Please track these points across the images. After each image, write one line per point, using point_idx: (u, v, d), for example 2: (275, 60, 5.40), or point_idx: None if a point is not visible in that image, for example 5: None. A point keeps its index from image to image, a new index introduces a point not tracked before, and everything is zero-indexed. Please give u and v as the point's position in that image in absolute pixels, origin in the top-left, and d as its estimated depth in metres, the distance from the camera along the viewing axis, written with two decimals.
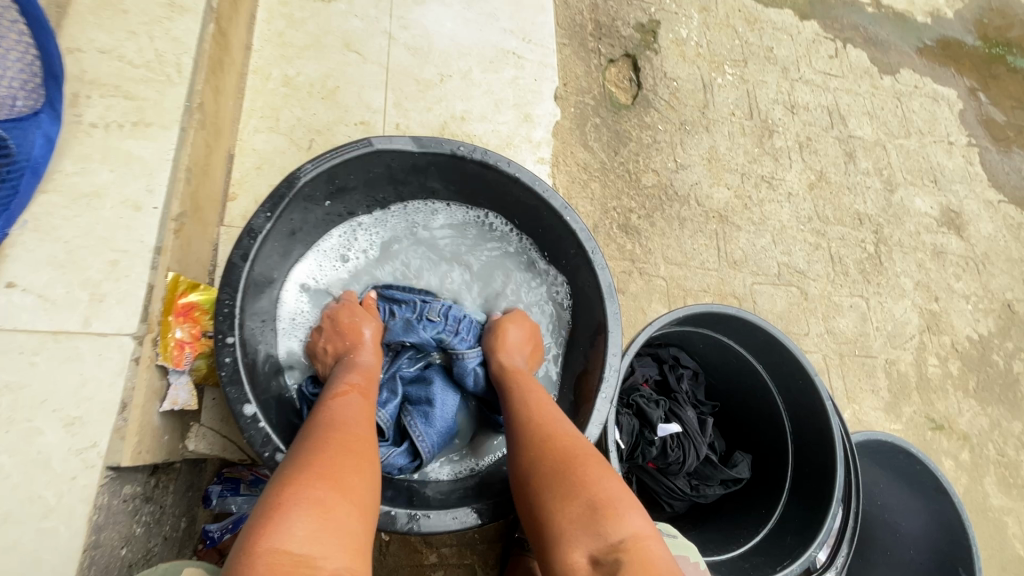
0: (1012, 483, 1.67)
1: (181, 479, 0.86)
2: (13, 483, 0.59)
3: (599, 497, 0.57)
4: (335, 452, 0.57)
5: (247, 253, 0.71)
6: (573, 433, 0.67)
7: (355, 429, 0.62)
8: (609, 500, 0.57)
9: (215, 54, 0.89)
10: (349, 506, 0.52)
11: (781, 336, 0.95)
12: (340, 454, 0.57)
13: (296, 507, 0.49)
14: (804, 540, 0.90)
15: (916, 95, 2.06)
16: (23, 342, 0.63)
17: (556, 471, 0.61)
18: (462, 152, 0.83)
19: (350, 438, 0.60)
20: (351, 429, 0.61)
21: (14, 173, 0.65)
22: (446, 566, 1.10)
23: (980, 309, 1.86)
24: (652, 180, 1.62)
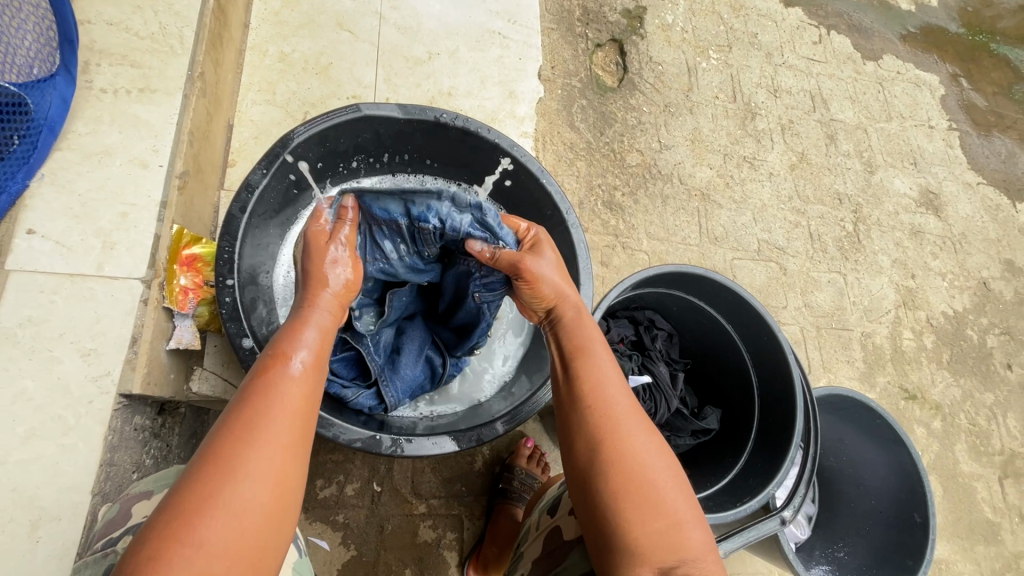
0: (982, 451, 1.74)
1: (186, 424, 0.93)
2: (36, 404, 0.66)
3: (666, 516, 0.58)
4: (258, 469, 0.46)
5: (245, 206, 0.77)
6: (641, 429, 0.63)
7: (291, 425, 0.50)
8: (681, 517, 0.58)
9: (215, 28, 0.96)
10: (253, 482, 0.45)
11: (745, 294, 1.01)
12: (267, 473, 0.46)
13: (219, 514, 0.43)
14: (763, 481, 0.97)
15: (898, 80, 2.12)
16: (43, 282, 0.70)
17: (622, 481, 0.59)
18: (445, 119, 0.90)
19: (287, 433, 0.50)
20: (287, 423, 0.50)
21: (34, 129, 0.72)
22: (434, 515, 1.17)
23: (955, 286, 1.92)
24: (636, 160, 1.68)
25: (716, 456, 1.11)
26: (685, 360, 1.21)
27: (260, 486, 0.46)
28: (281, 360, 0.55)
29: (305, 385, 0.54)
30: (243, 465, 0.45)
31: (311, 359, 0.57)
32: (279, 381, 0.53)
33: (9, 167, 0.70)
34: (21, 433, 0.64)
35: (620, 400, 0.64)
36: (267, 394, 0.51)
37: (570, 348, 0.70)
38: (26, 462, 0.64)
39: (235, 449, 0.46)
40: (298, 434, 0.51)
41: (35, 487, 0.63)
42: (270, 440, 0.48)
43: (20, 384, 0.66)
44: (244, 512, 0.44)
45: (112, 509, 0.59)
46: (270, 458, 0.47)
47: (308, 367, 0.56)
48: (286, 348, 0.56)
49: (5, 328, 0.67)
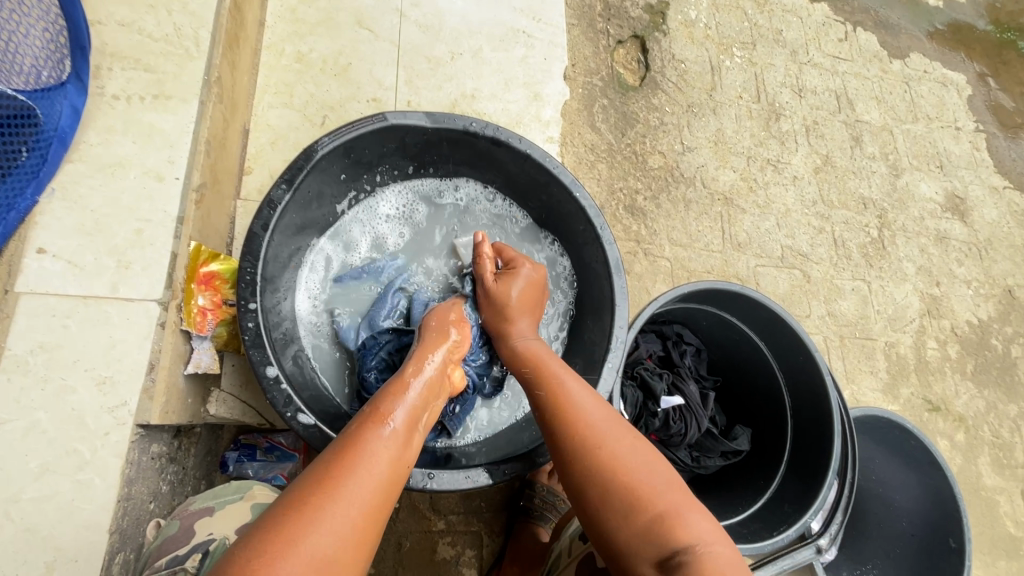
0: (1005, 464, 1.71)
1: (201, 444, 0.90)
2: (50, 438, 0.62)
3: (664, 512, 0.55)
4: (336, 521, 0.45)
5: (267, 223, 0.73)
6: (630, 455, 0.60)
7: (375, 486, 0.49)
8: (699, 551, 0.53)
9: (231, 28, 0.90)
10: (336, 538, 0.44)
11: (783, 314, 0.97)
12: (350, 514, 0.46)
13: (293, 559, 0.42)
14: (799, 509, 0.93)
15: (925, 80, 2.05)
16: (56, 306, 0.66)
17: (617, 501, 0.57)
18: (475, 128, 0.85)
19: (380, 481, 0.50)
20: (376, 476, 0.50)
21: (43, 141, 0.68)
22: (453, 532, 1.14)
23: (981, 294, 1.87)
24: (658, 162, 1.63)
25: (745, 478, 1.08)
26: (714, 376, 1.17)
27: (334, 536, 0.44)
28: (378, 421, 0.54)
29: (396, 448, 0.53)
30: (326, 514, 0.45)
31: (405, 422, 0.56)
32: (372, 436, 0.52)
33: (18, 182, 0.66)
34: (35, 469, 0.61)
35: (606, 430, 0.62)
36: (357, 444, 0.51)
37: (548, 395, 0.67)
38: (40, 500, 0.60)
39: (321, 489, 0.46)
40: (384, 497, 0.50)
41: (50, 527, 0.60)
42: (357, 496, 0.47)
43: (33, 416, 0.62)
44: (322, 561, 0.43)
45: (171, 526, 0.64)
46: (352, 509, 0.47)
47: (400, 429, 0.55)
48: (384, 408, 0.56)
49: (16, 356, 0.63)
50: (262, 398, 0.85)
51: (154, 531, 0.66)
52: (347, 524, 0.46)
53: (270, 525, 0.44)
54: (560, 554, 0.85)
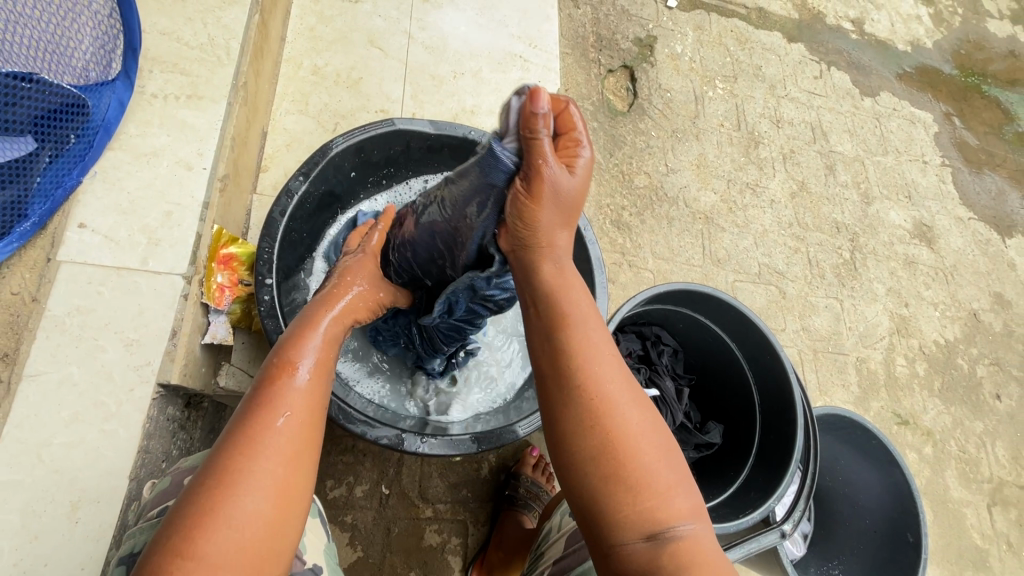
0: (972, 478, 1.76)
1: (207, 418, 0.94)
2: (81, 390, 0.69)
3: (652, 500, 0.50)
4: (271, 446, 0.50)
5: (285, 209, 0.82)
6: (629, 407, 0.53)
7: (303, 415, 0.54)
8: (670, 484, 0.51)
9: (257, 41, 1.01)
10: (271, 463, 0.49)
11: (749, 313, 1.05)
12: (270, 483, 0.48)
13: (237, 485, 0.47)
14: (765, 495, 1.00)
15: (894, 116, 2.16)
16: (92, 273, 0.74)
17: (599, 460, 0.51)
18: (473, 136, 0.95)
19: (298, 430, 0.52)
20: (290, 441, 0.51)
21: (90, 130, 0.77)
22: (440, 520, 1.19)
23: (947, 316, 1.94)
24: (644, 182, 1.73)
25: (719, 470, 1.15)
26: (690, 375, 1.25)
27: (260, 497, 0.47)
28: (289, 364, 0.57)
29: (306, 396, 0.55)
30: (255, 441, 0.49)
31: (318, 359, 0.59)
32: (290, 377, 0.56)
33: (65, 164, 0.75)
34: (66, 417, 0.67)
35: (611, 378, 0.54)
36: (275, 380, 0.54)
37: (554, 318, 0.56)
38: (70, 444, 0.67)
39: (263, 408, 0.52)
40: (304, 444, 0.52)
41: (76, 471, 0.66)
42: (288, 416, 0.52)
43: (67, 370, 0.69)
44: (247, 521, 0.45)
45: (163, 482, 0.62)
46: (272, 468, 0.48)
47: (313, 377, 0.57)
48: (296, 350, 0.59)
49: (54, 316, 0.70)
50: None
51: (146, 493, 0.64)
52: (280, 447, 0.50)
53: (223, 447, 0.49)
54: (552, 528, 0.89)
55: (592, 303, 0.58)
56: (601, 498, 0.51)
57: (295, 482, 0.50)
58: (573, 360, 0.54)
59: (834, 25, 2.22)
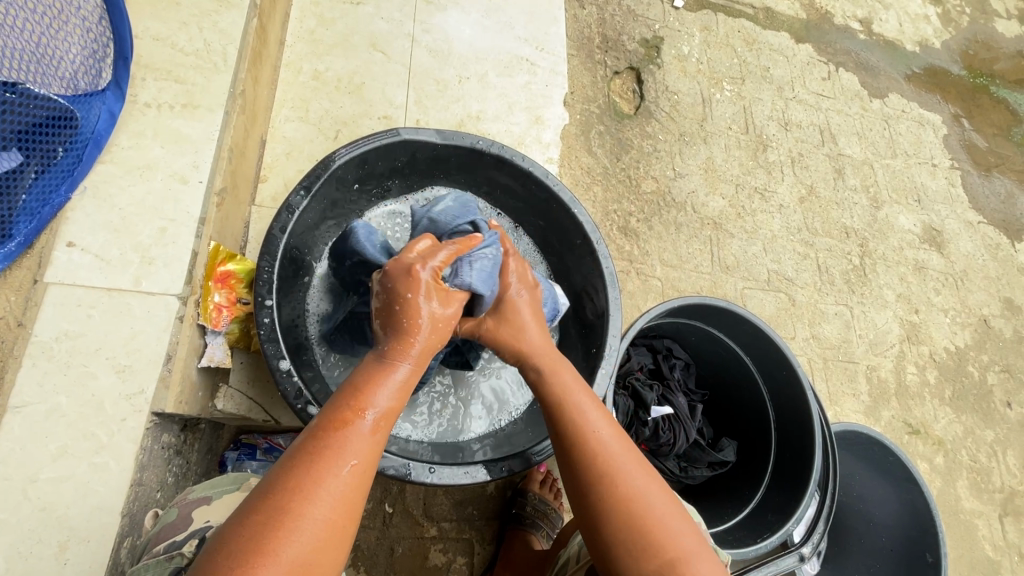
0: (983, 488, 1.60)
1: (203, 440, 0.89)
2: (69, 421, 0.65)
3: (670, 556, 0.56)
4: (329, 502, 0.46)
5: (285, 226, 0.78)
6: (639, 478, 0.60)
7: (361, 474, 0.49)
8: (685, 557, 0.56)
9: (255, 46, 0.97)
10: (326, 522, 0.46)
11: (766, 329, 1.01)
12: (321, 539, 0.45)
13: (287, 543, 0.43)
14: (782, 518, 0.96)
15: (903, 119, 1.99)
16: (82, 296, 0.70)
17: (626, 526, 0.57)
18: (480, 146, 0.91)
19: (357, 490, 0.48)
20: (352, 483, 0.48)
21: (79, 143, 0.73)
22: (445, 539, 1.13)
23: (957, 322, 1.77)
24: (651, 187, 1.52)
25: (732, 488, 1.12)
26: (703, 390, 1.22)
27: (314, 542, 0.44)
28: (357, 412, 0.51)
29: (376, 436, 0.52)
30: (313, 495, 0.46)
31: (387, 409, 0.54)
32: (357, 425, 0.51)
33: (52, 180, 0.70)
34: (53, 450, 0.64)
35: (619, 451, 0.62)
36: (343, 429, 0.50)
37: (557, 407, 0.65)
38: (57, 480, 0.63)
39: (326, 456, 0.48)
40: (363, 489, 0.49)
41: (64, 507, 0.62)
42: (349, 473, 0.48)
43: (55, 400, 0.65)
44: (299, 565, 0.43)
45: (169, 513, 0.61)
46: (331, 512, 0.46)
47: (381, 416, 0.53)
48: (367, 395, 0.53)
49: (41, 342, 0.66)
50: (268, 396, 0.88)
51: (150, 523, 0.65)
52: (336, 506, 0.47)
53: (275, 491, 0.46)
54: (570, 559, 0.86)
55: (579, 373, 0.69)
56: (624, 556, 0.57)
57: (346, 526, 0.48)
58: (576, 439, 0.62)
59: (842, 25, 2.05)
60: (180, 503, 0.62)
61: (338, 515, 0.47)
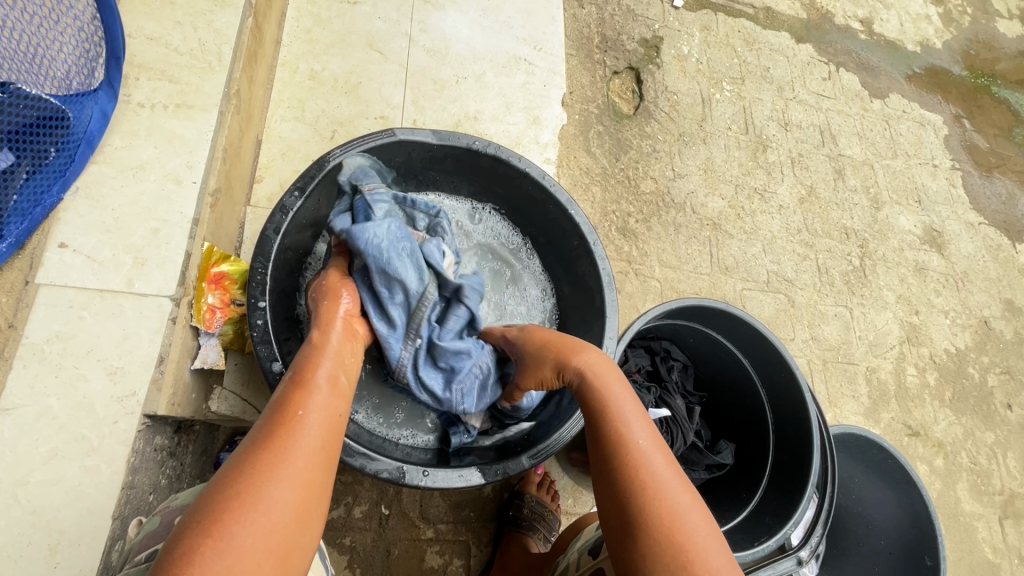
0: (983, 490, 1.59)
1: (198, 442, 0.89)
2: (60, 423, 0.65)
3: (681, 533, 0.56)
4: (289, 458, 0.51)
5: (279, 227, 0.77)
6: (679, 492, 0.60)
7: (317, 428, 0.55)
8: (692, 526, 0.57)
9: (251, 46, 0.96)
10: (287, 478, 0.49)
11: (764, 330, 1.01)
12: (287, 486, 0.49)
13: (253, 496, 0.47)
14: (780, 521, 0.95)
15: (903, 119, 1.98)
16: (73, 297, 0.69)
17: (659, 537, 0.56)
18: (477, 146, 0.90)
19: (314, 443, 0.53)
20: (316, 445, 0.53)
21: (71, 143, 0.72)
22: (442, 541, 1.13)
23: (958, 324, 1.76)
24: (650, 187, 1.51)
25: (731, 491, 1.12)
26: (701, 392, 1.21)
27: (285, 492, 0.48)
28: (303, 385, 0.58)
29: (329, 403, 0.58)
30: (273, 456, 0.50)
31: (329, 381, 0.61)
32: (306, 394, 0.57)
33: (44, 180, 0.70)
34: (43, 453, 0.63)
35: (657, 461, 0.62)
36: (292, 399, 0.56)
37: (602, 406, 0.67)
38: (48, 483, 0.62)
39: (283, 419, 0.53)
40: (326, 455, 0.54)
41: (55, 511, 0.62)
42: (307, 432, 0.53)
43: (46, 402, 0.65)
44: (273, 514, 0.47)
45: (152, 521, 0.61)
46: (301, 469, 0.51)
47: (331, 386, 0.60)
48: (308, 371, 0.60)
49: (32, 344, 0.66)
50: (262, 397, 0.87)
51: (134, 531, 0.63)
52: (298, 467, 0.51)
53: (240, 458, 0.50)
54: (566, 565, 0.86)
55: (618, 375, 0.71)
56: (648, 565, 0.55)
57: (317, 489, 0.52)
58: (617, 442, 0.63)
59: (843, 25, 2.04)
60: (166, 511, 0.62)
61: (300, 475, 0.50)
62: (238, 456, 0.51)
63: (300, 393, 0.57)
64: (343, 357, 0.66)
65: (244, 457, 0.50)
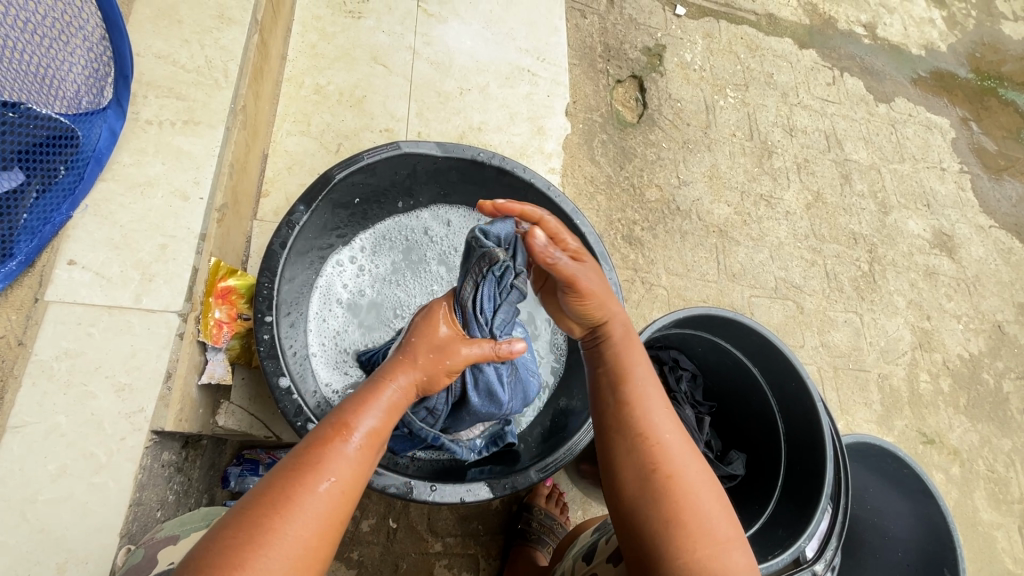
0: (1002, 499, 1.56)
1: (206, 457, 0.88)
2: (68, 440, 0.65)
3: (717, 545, 0.56)
4: (295, 531, 0.47)
5: (285, 241, 0.77)
6: (689, 458, 0.60)
7: (333, 499, 0.50)
8: (725, 541, 0.56)
9: (256, 61, 0.97)
10: (287, 554, 0.46)
11: (774, 339, 1.00)
12: (291, 558, 0.46)
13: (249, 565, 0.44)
14: (794, 534, 0.93)
15: (910, 123, 1.97)
16: (81, 314, 0.70)
17: (676, 511, 0.56)
18: (482, 158, 0.90)
19: (326, 518, 0.49)
20: (328, 507, 0.49)
21: (81, 161, 0.73)
22: (450, 554, 1.11)
23: (971, 329, 1.73)
24: (655, 195, 1.51)
25: (743, 503, 1.10)
26: (710, 401, 1.20)
27: (281, 563, 0.45)
28: (339, 433, 0.53)
29: (357, 465, 0.53)
30: (279, 526, 0.46)
31: (368, 438, 0.55)
32: (333, 452, 0.52)
33: (54, 199, 0.71)
34: (52, 471, 0.63)
35: (670, 430, 0.62)
36: (316, 449, 0.51)
37: (618, 380, 0.65)
38: (56, 501, 0.62)
39: (302, 478, 0.49)
40: (338, 515, 0.50)
41: (63, 529, 0.62)
42: (317, 505, 0.49)
43: (54, 419, 0.65)
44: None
45: (137, 554, 0.61)
46: (302, 538, 0.47)
47: (363, 444, 0.54)
48: (350, 417, 0.55)
49: (41, 361, 0.66)
50: (269, 412, 0.87)
51: (122, 559, 0.63)
52: (298, 546, 0.46)
53: (249, 507, 0.47)
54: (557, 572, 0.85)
55: (646, 364, 0.67)
56: (666, 537, 0.56)
57: (320, 555, 0.48)
58: (634, 410, 0.63)
59: (846, 30, 2.04)
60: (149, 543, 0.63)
61: (301, 553, 0.47)
62: (247, 502, 0.48)
63: (330, 445, 0.52)
64: (399, 405, 0.59)
65: (250, 507, 0.47)
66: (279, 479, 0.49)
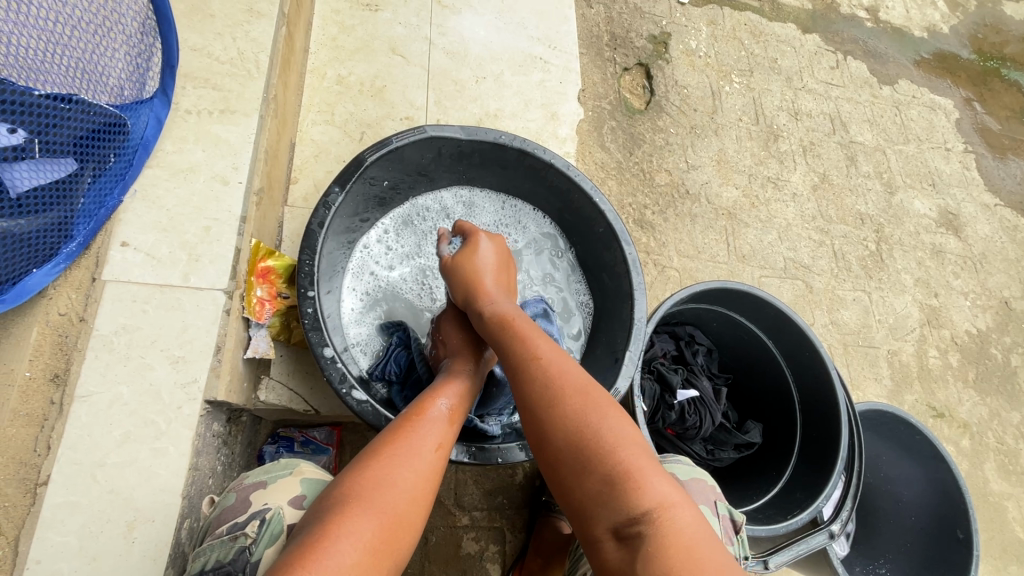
0: (1012, 470, 1.59)
1: (246, 433, 0.93)
2: (131, 408, 0.69)
3: (621, 471, 0.56)
4: (404, 475, 0.56)
5: (323, 221, 0.81)
6: (586, 394, 0.62)
7: (432, 455, 0.60)
8: (634, 469, 0.57)
9: (284, 53, 1.01)
10: (404, 492, 0.55)
11: (789, 311, 1.02)
12: (408, 490, 0.55)
13: (375, 495, 0.53)
14: (811, 496, 0.97)
15: (914, 104, 1.99)
16: (137, 291, 0.74)
17: (579, 452, 0.58)
18: (504, 140, 0.94)
19: (427, 470, 0.58)
20: (429, 461, 0.59)
21: (129, 149, 0.78)
22: (477, 527, 1.16)
23: (978, 305, 1.76)
24: (665, 180, 1.54)
25: (760, 470, 1.14)
26: (726, 374, 1.23)
27: (406, 499, 0.54)
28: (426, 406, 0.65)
29: (442, 429, 0.64)
30: (395, 466, 0.56)
31: (448, 412, 0.66)
32: (424, 418, 0.63)
33: (107, 185, 0.75)
34: (117, 436, 0.67)
35: (563, 373, 0.63)
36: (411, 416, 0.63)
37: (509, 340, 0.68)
38: (122, 464, 0.66)
39: (404, 435, 0.60)
40: (436, 471, 0.59)
41: (130, 490, 0.66)
42: (421, 456, 0.59)
43: (117, 390, 0.69)
44: (393, 514, 0.52)
45: (228, 498, 0.64)
46: (410, 478, 0.56)
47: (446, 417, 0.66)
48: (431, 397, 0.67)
49: (102, 335, 0.71)
50: (308, 387, 0.91)
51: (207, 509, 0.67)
52: (409, 486, 0.55)
53: (365, 456, 0.57)
54: None
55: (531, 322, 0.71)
56: (571, 471, 0.58)
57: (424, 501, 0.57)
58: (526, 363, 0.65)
59: (849, 14, 2.06)
60: (238, 488, 0.65)
61: (411, 491, 0.55)
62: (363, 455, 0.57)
63: (419, 414, 0.64)
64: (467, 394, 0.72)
65: (366, 456, 0.57)
66: (382, 438, 0.59)
